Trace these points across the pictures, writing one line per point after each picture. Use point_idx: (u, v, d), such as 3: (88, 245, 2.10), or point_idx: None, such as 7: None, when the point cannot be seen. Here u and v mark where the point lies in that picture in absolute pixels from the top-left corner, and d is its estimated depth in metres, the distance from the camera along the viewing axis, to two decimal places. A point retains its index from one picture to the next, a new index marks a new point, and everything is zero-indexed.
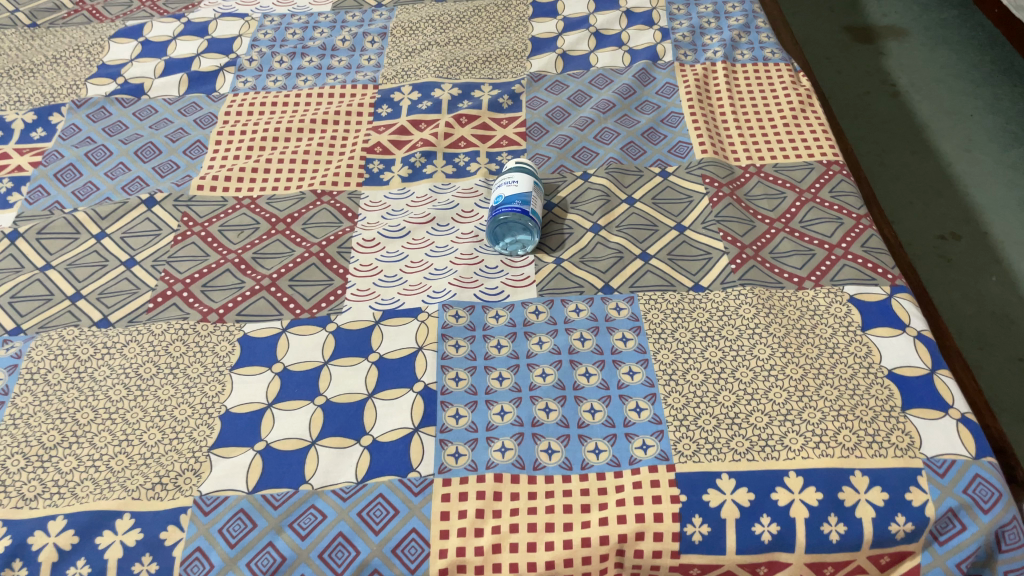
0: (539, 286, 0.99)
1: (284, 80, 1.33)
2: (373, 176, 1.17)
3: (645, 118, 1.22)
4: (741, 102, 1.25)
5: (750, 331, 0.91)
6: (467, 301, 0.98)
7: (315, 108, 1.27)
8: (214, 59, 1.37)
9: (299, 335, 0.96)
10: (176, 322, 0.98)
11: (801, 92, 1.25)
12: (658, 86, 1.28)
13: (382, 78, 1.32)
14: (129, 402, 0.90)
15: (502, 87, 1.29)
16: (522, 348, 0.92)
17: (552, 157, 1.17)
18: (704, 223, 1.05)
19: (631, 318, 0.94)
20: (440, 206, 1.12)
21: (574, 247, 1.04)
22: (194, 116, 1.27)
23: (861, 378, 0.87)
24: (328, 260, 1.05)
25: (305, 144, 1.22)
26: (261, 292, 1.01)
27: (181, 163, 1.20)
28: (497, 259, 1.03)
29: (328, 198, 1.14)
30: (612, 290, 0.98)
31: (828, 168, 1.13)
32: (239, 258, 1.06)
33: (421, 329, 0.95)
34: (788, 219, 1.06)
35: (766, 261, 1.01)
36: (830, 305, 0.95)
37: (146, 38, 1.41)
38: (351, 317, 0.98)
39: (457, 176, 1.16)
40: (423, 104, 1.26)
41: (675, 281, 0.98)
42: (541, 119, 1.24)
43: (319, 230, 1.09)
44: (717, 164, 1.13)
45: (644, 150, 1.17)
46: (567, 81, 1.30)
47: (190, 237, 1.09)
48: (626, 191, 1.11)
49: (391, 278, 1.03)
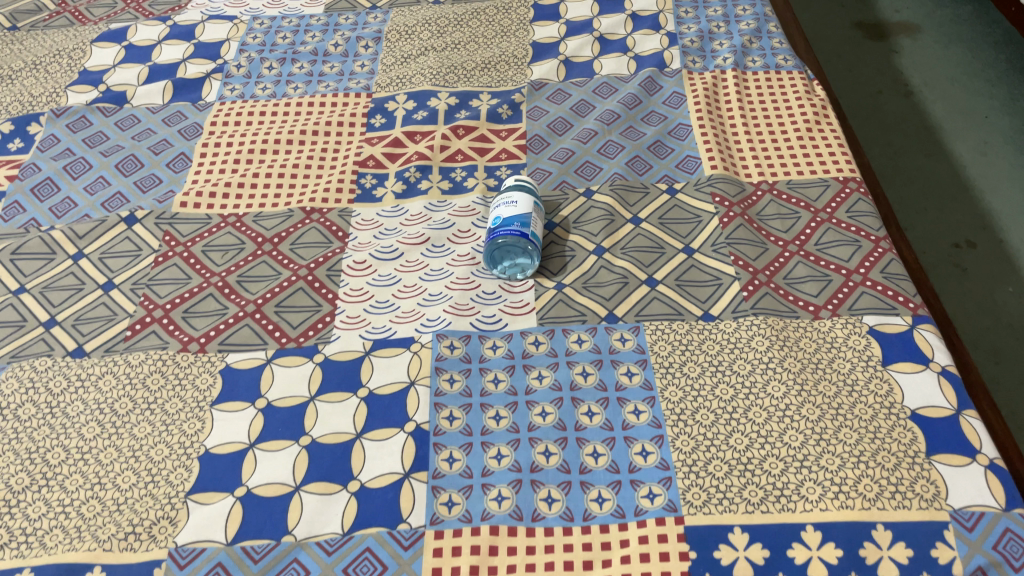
0: (539, 314, 0.94)
1: (273, 88, 1.27)
2: (365, 193, 1.11)
3: (651, 131, 1.16)
4: (752, 113, 1.19)
5: (763, 366, 0.86)
6: (462, 330, 0.92)
7: (305, 118, 1.22)
8: (200, 64, 1.31)
9: (285, 367, 0.91)
10: (155, 352, 0.93)
11: (815, 102, 1.19)
12: (665, 95, 1.22)
13: (376, 86, 1.26)
14: (103, 441, 0.85)
15: (502, 96, 1.23)
16: (521, 383, 0.86)
17: (553, 172, 1.11)
18: (713, 246, 1.00)
19: (637, 351, 0.89)
20: (435, 225, 1.06)
21: (576, 272, 0.98)
22: (179, 126, 1.21)
23: (882, 420, 0.81)
24: (317, 285, 1.00)
25: (294, 157, 1.16)
26: (246, 319, 0.96)
27: (163, 177, 1.14)
28: (495, 284, 0.98)
29: (318, 216, 1.08)
30: (616, 318, 0.92)
31: (845, 185, 1.07)
32: (222, 282, 1.00)
33: (414, 361, 0.89)
34: (803, 241, 1.00)
35: (779, 287, 0.95)
36: (848, 337, 0.89)
37: (130, 43, 1.35)
38: (340, 347, 0.92)
39: (454, 192, 1.11)
40: (419, 115, 1.21)
41: (684, 310, 0.93)
42: (542, 130, 1.18)
43: (307, 250, 1.04)
44: (727, 181, 1.07)
45: (650, 165, 1.12)
46: (570, 89, 1.24)
47: (172, 258, 1.04)
48: (631, 209, 1.06)
49: (383, 304, 0.97)
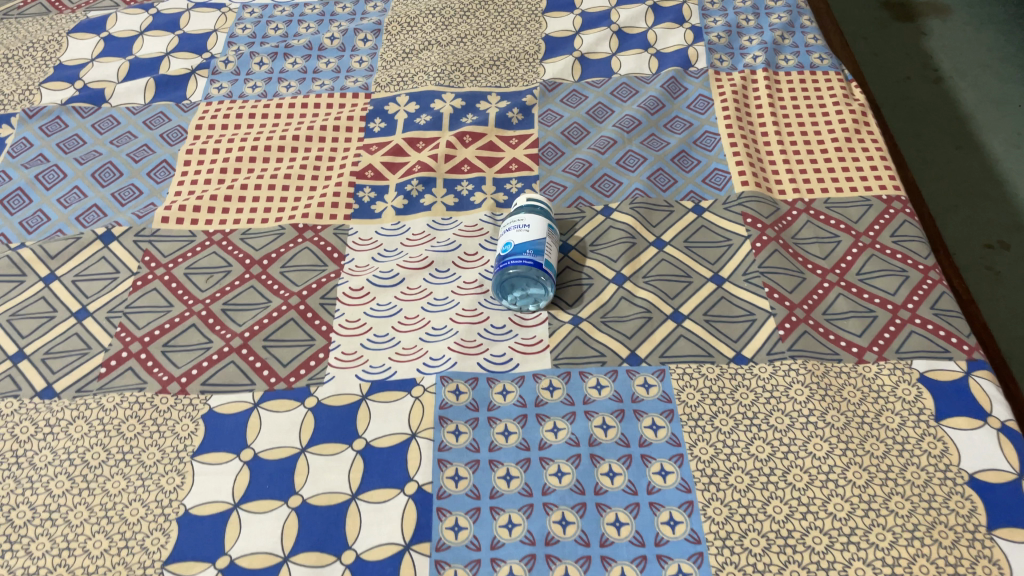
0: (553, 353, 0.85)
1: (264, 86, 1.17)
2: (363, 208, 1.02)
3: (675, 139, 1.07)
4: (785, 119, 1.09)
5: (803, 420, 0.78)
6: (469, 372, 0.84)
7: (298, 122, 1.12)
8: (185, 59, 1.21)
9: (273, 412, 0.83)
10: (131, 394, 0.84)
11: (855, 108, 1.09)
12: (689, 98, 1.12)
13: (376, 85, 1.16)
14: (72, 498, 0.77)
15: (512, 98, 1.13)
16: (534, 437, 0.78)
17: (568, 187, 1.02)
18: (745, 275, 0.91)
19: (662, 399, 0.80)
20: (440, 247, 0.97)
21: (594, 304, 0.90)
22: (161, 129, 1.12)
23: (937, 486, 0.73)
24: (309, 315, 0.91)
25: (286, 166, 1.07)
26: (231, 355, 0.87)
27: (144, 188, 1.05)
28: (505, 317, 0.89)
29: (311, 234, 0.99)
30: (639, 360, 0.84)
31: (889, 205, 0.98)
32: (207, 310, 0.92)
33: (415, 408, 0.81)
34: (843, 270, 0.91)
35: (819, 324, 0.86)
36: (896, 387, 0.81)
37: (109, 34, 1.25)
38: (335, 390, 0.84)
39: (460, 208, 1.01)
40: (422, 119, 1.11)
41: (714, 350, 0.84)
42: (556, 137, 1.08)
43: (299, 274, 0.95)
44: (759, 200, 0.98)
45: (674, 179, 1.02)
46: (585, 90, 1.14)
47: (152, 282, 0.95)
48: (654, 231, 0.96)
49: (382, 338, 0.88)
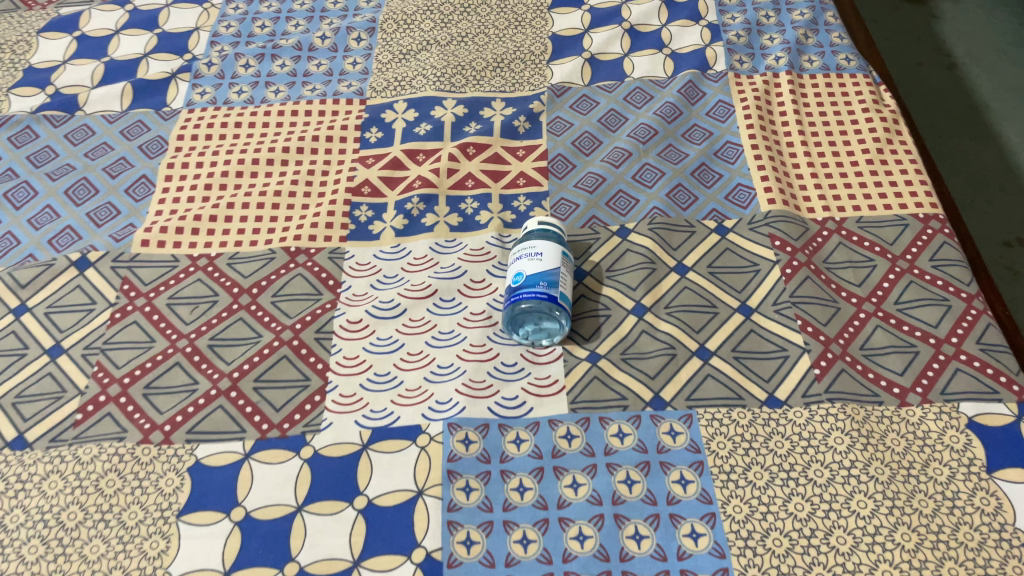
0: (570, 395, 0.78)
1: (250, 91, 1.09)
2: (360, 228, 0.95)
3: (695, 150, 0.99)
4: (811, 127, 1.02)
5: (844, 473, 0.72)
6: (480, 418, 0.77)
7: (288, 131, 1.04)
8: (165, 61, 1.13)
9: (266, 464, 0.76)
10: (110, 445, 0.77)
11: (885, 115, 1.02)
12: (708, 105, 1.05)
13: (371, 89, 1.08)
14: (46, 565, 0.70)
15: (518, 104, 1.06)
16: (552, 494, 0.71)
17: (581, 205, 0.95)
18: (775, 305, 0.84)
19: (690, 449, 0.74)
20: (443, 273, 0.90)
21: (612, 338, 0.83)
22: (139, 140, 1.04)
23: (992, 550, 0.67)
24: (304, 351, 0.84)
25: (275, 182, 0.99)
26: (219, 399, 0.80)
27: (122, 207, 0.97)
28: (516, 354, 0.82)
29: (304, 259, 0.92)
30: (663, 404, 0.77)
31: (926, 224, 0.91)
32: (192, 347, 0.84)
33: (421, 460, 0.74)
34: (880, 298, 0.85)
35: (856, 361, 0.80)
36: (943, 434, 0.74)
37: (82, 33, 1.17)
38: (332, 439, 0.77)
39: (464, 229, 0.94)
40: (421, 128, 1.03)
41: (745, 393, 0.78)
42: (566, 148, 1.01)
43: (292, 304, 0.88)
44: (788, 220, 0.91)
45: (695, 196, 0.95)
46: (596, 95, 1.07)
47: (131, 314, 0.87)
48: (674, 254, 0.89)
49: (384, 378, 0.81)
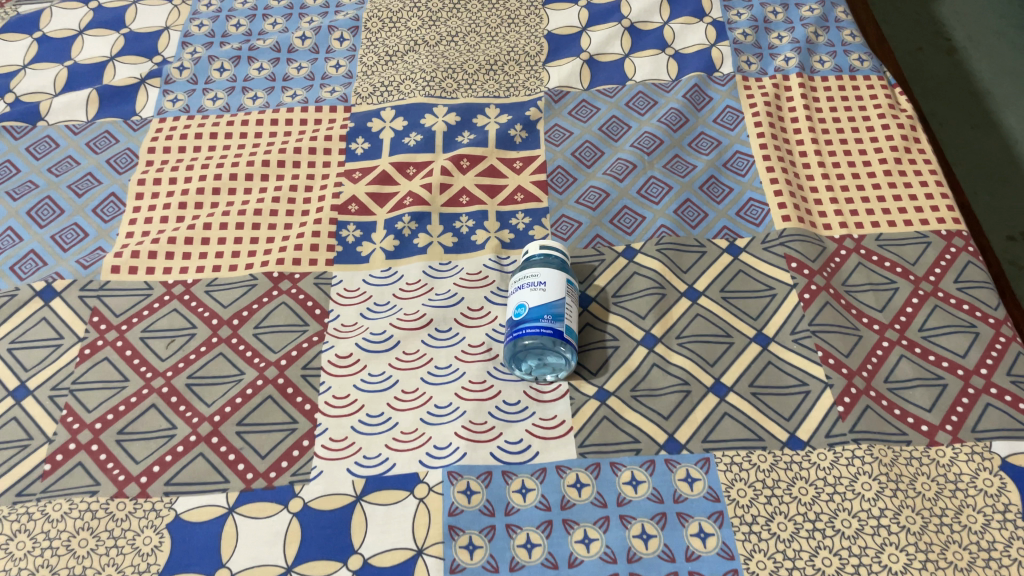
0: (578, 437, 0.73)
1: (226, 98, 1.02)
2: (348, 250, 0.88)
3: (703, 161, 0.94)
4: (824, 135, 0.96)
5: (874, 523, 0.67)
6: (482, 465, 0.72)
7: (268, 142, 0.97)
8: (133, 64, 1.06)
9: (251, 518, 0.70)
10: (82, 500, 0.71)
11: (902, 121, 0.97)
12: (715, 111, 0.99)
13: (356, 95, 1.02)
14: None
15: (513, 111, 0.99)
16: (562, 550, 0.66)
17: (584, 223, 0.89)
18: (794, 334, 0.79)
19: (709, 498, 0.69)
20: (438, 300, 0.84)
21: (621, 372, 0.77)
22: (107, 153, 0.97)
23: None
24: (290, 391, 0.78)
25: (256, 199, 0.92)
26: (199, 446, 0.74)
27: (89, 229, 0.90)
28: (519, 391, 0.77)
29: (288, 285, 0.85)
30: (679, 447, 0.72)
31: (948, 242, 0.86)
32: (168, 387, 0.78)
33: (420, 513, 0.69)
34: (904, 325, 0.80)
35: (881, 396, 0.75)
36: (976, 477, 0.70)
37: (43, 34, 1.09)
38: (323, 489, 0.71)
39: (460, 250, 0.88)
40: (411, 139, 0.97)
41: (764, 434, 0.73)
42: (565, 160, 0.95)
43: (276, 337, 0.81)
44: (804, 239, 0.85)
45: (704, 213, 0.89)
46: (596, 100, 1.00)
47: (102, 350, 0.81)
48: (684, 277, 0.84)
49: (377, 419, 0.76)
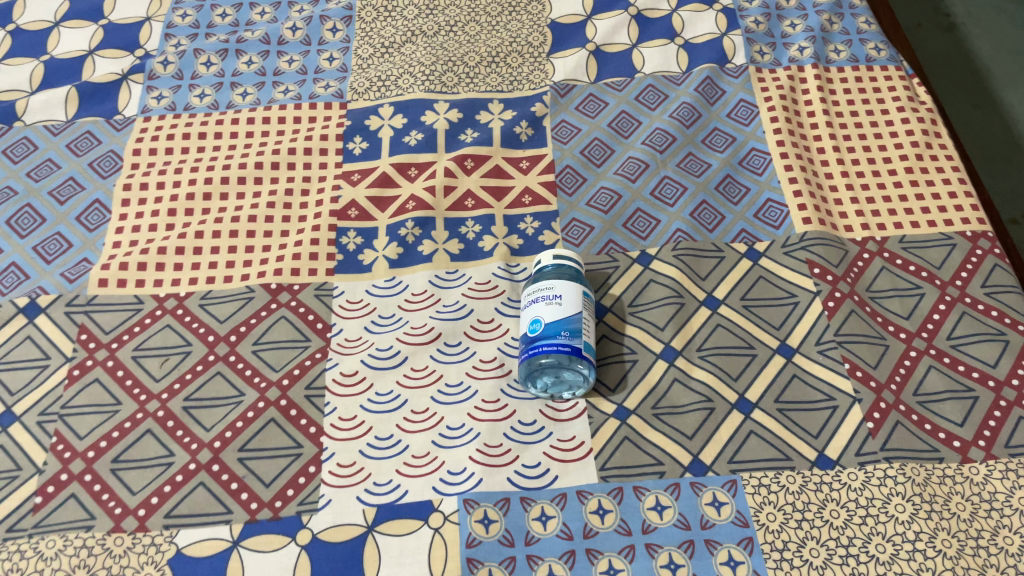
0: (598, 460, 0.70)
1: (215, 95, 0.97)
2: (348, 259, 0.84)
3: (718, 160, 0.90)
4: (842, 130, 0.93)
5: (909, 548, 0.65)
6: (499, 491, 0.68)
7: (261, 143, 0.92)
8: (114, 58, 1.01)
9: (257, 552, 0.66)
10: (77, 536, 0.67)
11: (922, 114, 0.93)
12: (728, 105, 0.95)
13: (351, 91, 0.97)
14: None
15: (518, 107, 0.95)
16: None
17: (596, 227, 0.85)
18: (819, 345, 0.76)
19: (738, 523, 0.66)
20: (446, 312, 0.80)
21: (641, 388, 0.74)
22: (90, 156, 0.92)
23: None
24: (293, 413, 0.74)
25: (249, 205, 0.88)
26: (199, 474, 0.70)
27: (74, 239, 0.86)
28: (535, 410, 0.73)
29: (287, 297, 0.81)
30: (704, 469, 0.69)
31: (974, 244, 0.83)
32: (164, 411, 0.74)
33: (436, 544, 0.66)
34: (932, 334, 0.77)
35: (911, 411, 0.72)
36: (1012, 496, 0.67)
37: (17, 26, 1.04)
38: (332, 520, 0.68)
39: (467, 257, 0.84)
40: (412, 138, 0.93)
41: (792, 453, 0.70)
42: (574, 159, 0.91)
43: (276, 354, 0.77)
44: (826, 243, 0.82)
45: (721, 215, 0.86)
46: (604, 94, 0.96)
47: (92, 371, 0.77)
48: (703, 285, 0.81)
49: (387, 442, 0.72)
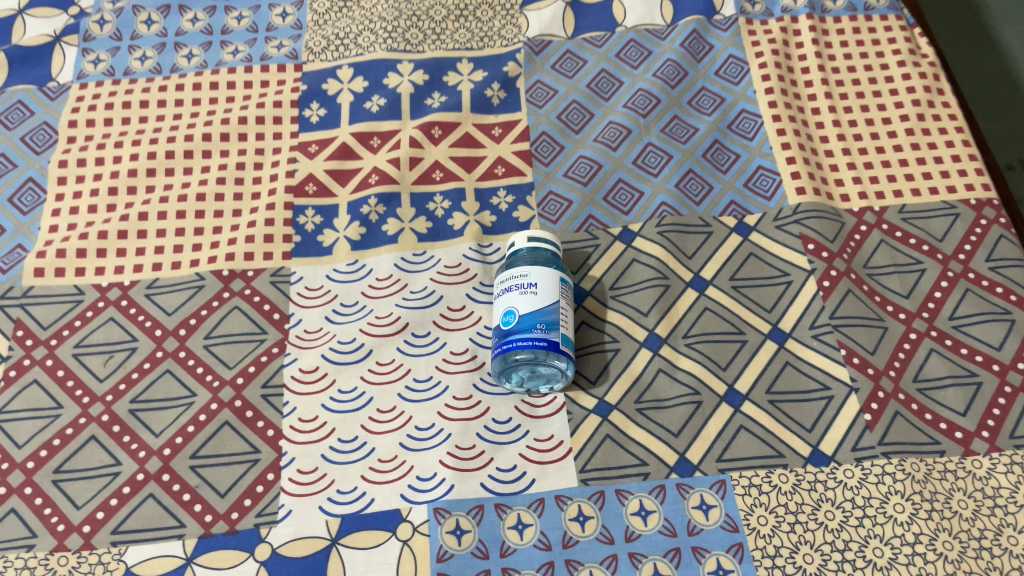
0: (578, 461, 0.65)
1: (157, 57, 0.89)
2: (306, 241, 0.78)
3: (705, 123, 0.83)
4: (839, 87, 0.86)
5: (908, 551, 0.61)
6: (472, 498, 0.64)
7: (209, 112, 0.85)
8: (46, 17, 0.92)
9: (212, 570, 0.61)
10: (16, 556, 0.62)
11: (924, 69, 0.86)
12: (716, 62, 0.88)
13: (307, 51, 0.89)
14: None
15: (488, 67, 0.88)
16: None
17: (574, 201, 0.79)
18: (813, 329, 0.71)
19: (727, 528, 0.62)
20: (414, 299, 0.74)
21: (623, 380, 0.69)
22: (22, 129, 0.84)
23: None
24: (249, 415, 0.68)
25: (198, 181, 0.81)
26: (148, 485, 0.65)
27: (7, 223, 0.79)
28: (510, 407, 0.68)
29: (240, 285, 0.75)
30: (691, 469, 0.65)
31: (979, 213, 0.77)
32: (109, 415, 0.69)
33: (404, 558, 0.61)
34: (933, 314, 0.72)
35: (911, 399, 0.68)
36: (1016, 492, 0.63)
37: None
38: (293, 533, 0.63)
39: (435, 237, 0.78)
40: (374, 103, 0.85)
41: (785, 449, 0.65)
42: (550, 125, 0.84)
43: (230, 349, 0.72)
44: (822, 215, 0.76)
45: (708, 185, 0.80)
46: (582, 51, 0.89)
47: (30, 372, 0.71)
48: (689, 264, 0.75)
49: (351, 444, 0.67)
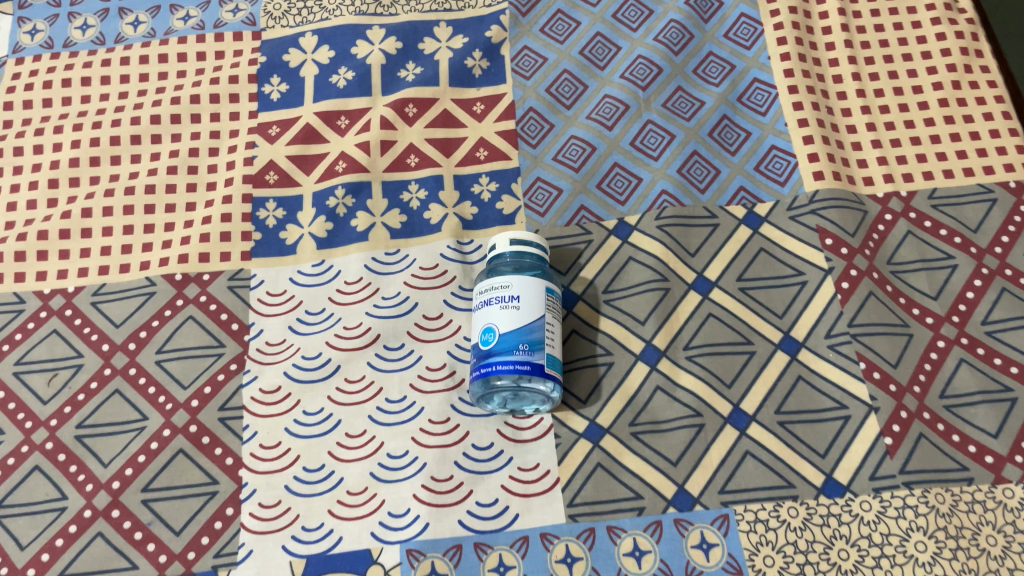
0: (566, 493, 0.59)
1: (100, 27, 0.80)
2: (267, 238, 0.70)
3: (712, 95, 0.75)
4: (863, 51, 0.77)
5: None
6: (449, 538, 0.58)
7: (159, 90, 0.77)
8: None
9: None
10: None
11: (962, 28, 0.77)
12: (726, 22, 0.78)
13: (265, 15, 0.80)
14: None
15: (469, 31, 0.79)
16: None
17: (564, 190, 0.70)
18: (829, 338, 0.64)
19: (730, 570, 0.56)
20: (386, 306, 0.67)
21: (617, 400, 0.62)
22: None
23: None
24: (205, 442, 0.62)
25: (146, 171, 0.73)
26: (96, 523, 0.60)
27: None
28: (491, 431, 0.62)
29: (194, 291, 0.68)
30: (691, 503, 0.58)
31: (1019, 198, 0.68)
32: (53, 443, 0.63)
33: None
34: (964, 318, 0.64)
35: (937, 419, 0.61)
36: None
37: None
38: None
39: (409, 233, 0.70)
40: (341, 77, 0.77)
41: (795, 479, 0.59)
42: (538, 99, 0.75)
43: (184, 365, 0.65)
44: (842, 205, 0.68)
45: (714, 168, 0.71)
46: (574, 10, 0.79)
47: None
48: (692, 263, 0.67)
49: (317, 474, 0.61)
